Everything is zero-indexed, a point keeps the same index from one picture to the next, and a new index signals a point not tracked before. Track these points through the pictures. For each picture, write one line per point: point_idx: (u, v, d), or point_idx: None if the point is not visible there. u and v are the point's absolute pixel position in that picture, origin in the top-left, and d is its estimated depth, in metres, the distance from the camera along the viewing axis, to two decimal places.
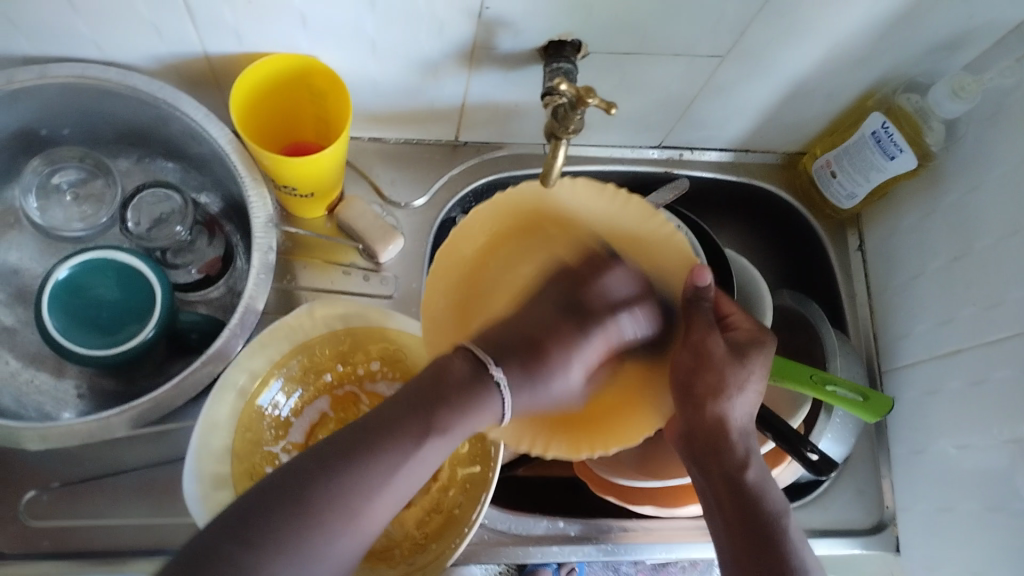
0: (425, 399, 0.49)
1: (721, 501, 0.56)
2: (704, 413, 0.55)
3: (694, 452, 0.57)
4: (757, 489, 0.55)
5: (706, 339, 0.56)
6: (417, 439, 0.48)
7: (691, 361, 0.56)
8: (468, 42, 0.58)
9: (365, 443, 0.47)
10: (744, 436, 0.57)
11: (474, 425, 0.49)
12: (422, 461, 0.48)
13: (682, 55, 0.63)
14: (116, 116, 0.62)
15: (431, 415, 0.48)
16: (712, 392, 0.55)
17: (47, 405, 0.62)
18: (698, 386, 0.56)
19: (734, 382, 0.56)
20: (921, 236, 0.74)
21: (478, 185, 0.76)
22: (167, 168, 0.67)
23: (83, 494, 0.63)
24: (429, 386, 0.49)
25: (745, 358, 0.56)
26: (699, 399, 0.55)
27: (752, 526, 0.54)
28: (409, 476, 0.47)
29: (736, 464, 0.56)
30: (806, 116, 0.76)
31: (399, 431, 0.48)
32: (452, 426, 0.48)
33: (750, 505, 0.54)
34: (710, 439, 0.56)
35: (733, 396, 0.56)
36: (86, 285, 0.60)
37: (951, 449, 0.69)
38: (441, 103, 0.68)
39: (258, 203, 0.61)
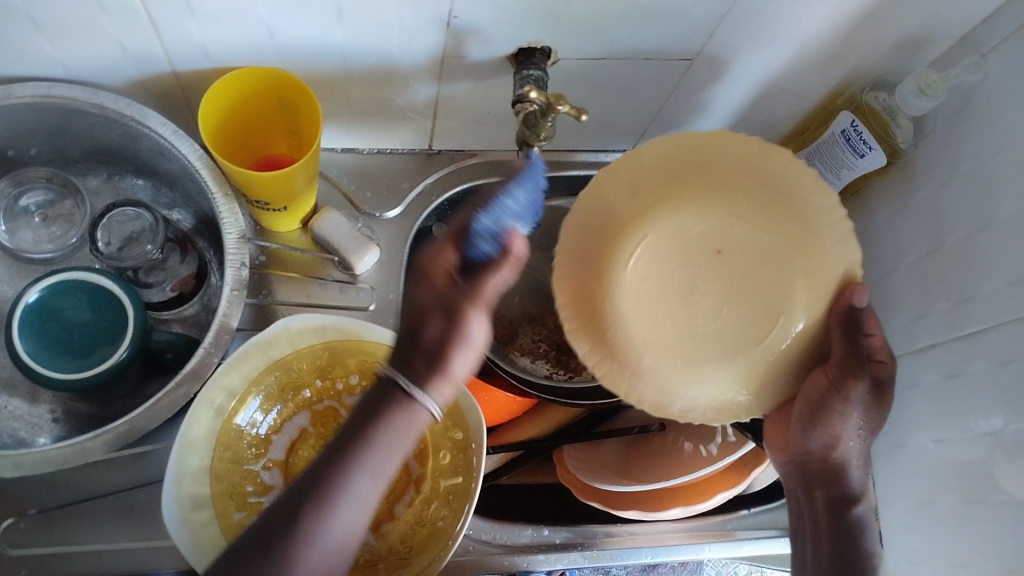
0: (346, 437, 0.51)
1: (817, 529, 0.60)
2: (833, 445, 0.57)
3: (805, 475, 0.60)
4: (860, 522, 0.59)
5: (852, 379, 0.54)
6: (340, 483, 0.49)
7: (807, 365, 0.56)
8: (438, 51, 0.58)
9: (295, 513, 0.48)
10: (856, 463, 0.59)
11: (402, 440, 0.51)
12: (354, 498, 0.50)
13: (652, 60, 0.63)
14: (83, 134, 0.61)
15: (354, 448, 0.50)
16: (830, 419, 0.56)
17: (21, 430, 0.61)
18: (829, 406, 0.56)
19: (856, 417, 0.56)
20: (893, 231, 0.75)
21: (453, 194, 0.76)
22: (137, 185, 0.66)
23: (60, 521, 0.61)
24: (361, 417, 0.51)
25: (860, 376, 0.54)
26: (823, 415, 0.56)
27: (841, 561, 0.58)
28: (346, 513, 0.49)
29: (847, 495, 0.59)
30: (777, 115, 0.76)
31: (337, 465, 0.50)
32: (369, 461, 0.50)
33: (848, 536, 0.58)
34: (824, 468, 0.59)
35: (848, 425, 0.57)
36: (57, 307, 0.59)
37: (930, 443, 0.70)
38: (414, 113, 0.67)
39: (229, 218, 0.60)
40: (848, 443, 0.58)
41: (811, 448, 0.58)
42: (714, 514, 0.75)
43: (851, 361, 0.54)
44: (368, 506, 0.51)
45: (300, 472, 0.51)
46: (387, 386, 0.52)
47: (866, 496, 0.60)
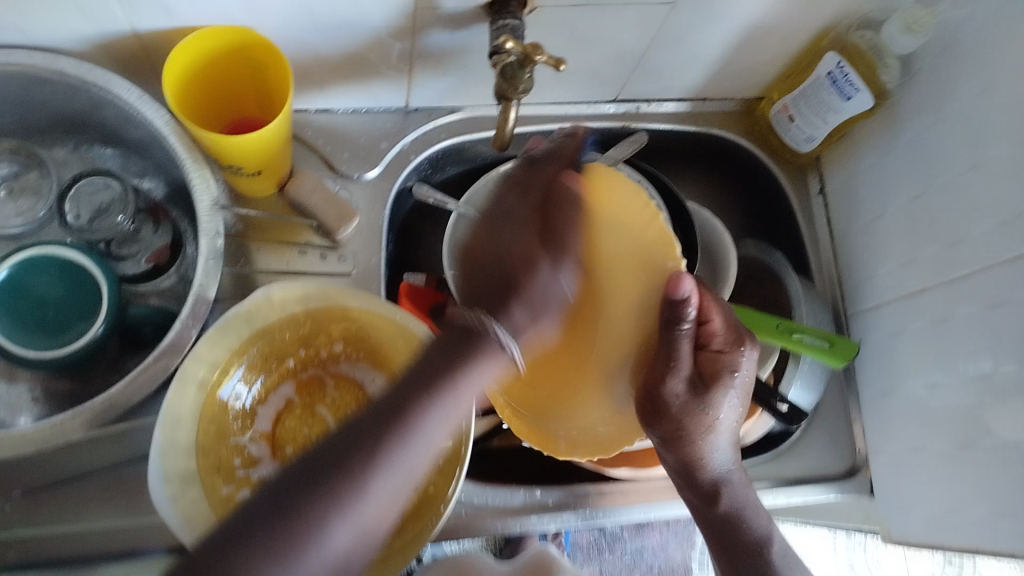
0: (416, 375, 0.47)
1: (701, 515, 0.62)
2: (683, 446, 0.58)
3: (685, 478, 0.61)
4: (729, 519, 0.60)
5: (669, 378, 0.55)
6: (412, 421, 0.45)
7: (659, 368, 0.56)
8: (411, 3, 0.56)
9: (350, 449, 0.44)
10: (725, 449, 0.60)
11: (479, 379, 0.47)
12: (424, 439, 0.46)
13: (632, 5, 0.61)
14: (44, 102, 0.59)
15: (426, 392, 0.46)
16: (665, 414, 0.56)
17: (1, 411, 0.59)
18: (657, 413, 0.56)
19: (705, 407, 0.57)
20: (881, 176, 0.73)
21: (432, 152, 0.74)
22: (106, 154, 0.64)
23: (46, 502, 0.60)
24: (451, 349, 0.47)
25: (719, 386, 0.57)
26: (658, 411, 0.56)
27: (729, 545, 0.61)
28: (400, 471, 0.44)
29: (709, 497, 0.61)
30: (761, 59, 0.74)
31: (400, 415, 0.45)
32: (446, 405, 0.46)
33: (726, 526, 0.61)
34: (682, 469, 0.60)
35: (716, 409, 0.57)
36: (28, 284, 0.57)
37: (919, 389, 0.70)
38: (387, 69, 0.65)
39: (201, 185, 0.58)
40: (718, 435, 0.58)
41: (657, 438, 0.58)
42: None
43: (664, 361, 0.55)
44: (434, 445, 0.47)
45: (379, 399, 0.46)
46: (472, 325, 0.49)
47: (730, 481, 0.61)
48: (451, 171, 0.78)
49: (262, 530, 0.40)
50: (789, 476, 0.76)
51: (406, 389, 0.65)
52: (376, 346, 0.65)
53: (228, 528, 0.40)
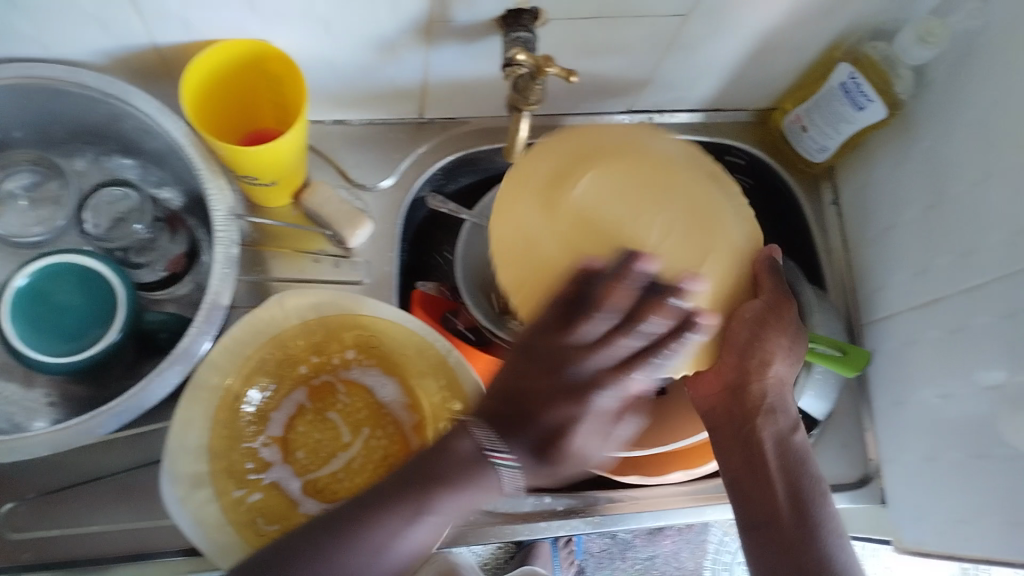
0: (414, 472, 0.52)
1: (758, 462, 0.60)
2: (754, 380, 0.59)
3: (735, 411, 0.60)
4: (800, 454, 0.60)
5: (766, 309, 0.57)
6: (412, 514, 0.51)
7: (750, 329, 0.58)
8: (424, 16, 0.57)
9: (365, 513, 0.51)
10: (784, 394, 0.61)
11: (475, 498, 0.52)
12: (423, 528, 0.52)
13: (644, 17, 0.62)
14: (67, 115, 0.60)
15: (424, 493, 0.51)
16: (764, 364, 0.58)
17: (17, 415, 0.60)
18: (755, 346, 0.58)
19: (777, 353, 0.58)
20: (895, 185, 0.73)
21: (446, 163, 0.75)
22: (124, 165, 0.65)
23: (62, 502, 0.61)
24: (433, 459, 0.52)
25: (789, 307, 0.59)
26: (761, 356, 0.58)
27: (793, 491, 0.59)
28: (400, 551, 0.51)
29: (786, 428, 0.60)
30: (775, 69, 0.74)
31: (390, 505, 0.51)
32: (444, 503, 0.51)
33: (792, 468, 0.59)
34: (761, 400, 0.59)
35: (778, 356, 0.58)
36: (46, 290, 0.58)
37: (934, 400, 0.69)
38: (401, 79, 0.66)
39: (217, 196, 0.59)
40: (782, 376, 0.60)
41: (742, 369, 0.58)
42: (716, 477, 0.74)
43: (777, 298, 0.58)
44: (424, 548, 0.52)
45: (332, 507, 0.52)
46: (450, 442, 0.52)
47: (797, 427, 0.61)
48: (465, 180, 0.79)
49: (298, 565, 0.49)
50: None
51: (416, 394, 0.65)
52: (386, 352, 0.66)
53: (288, 539, 0.51)
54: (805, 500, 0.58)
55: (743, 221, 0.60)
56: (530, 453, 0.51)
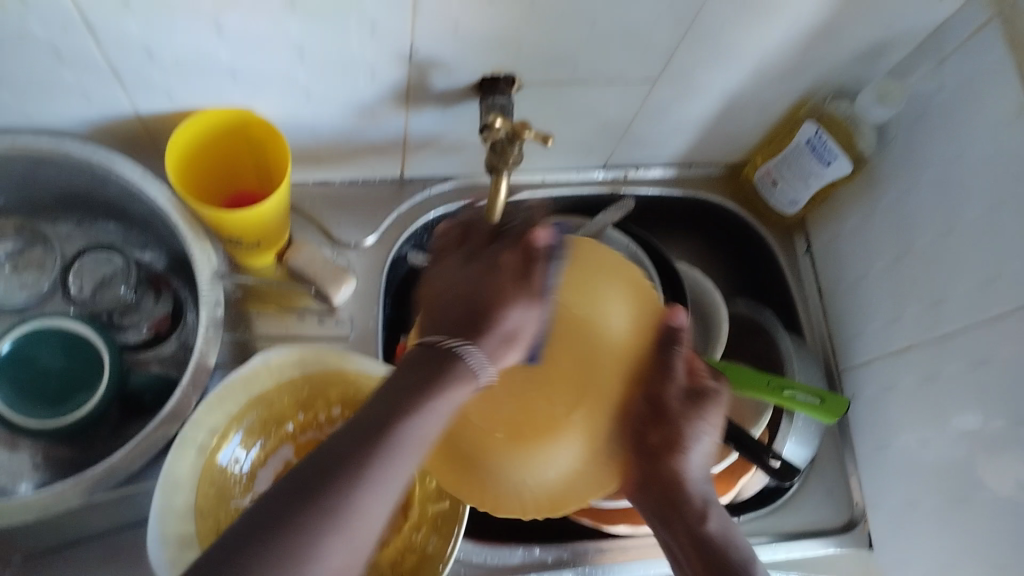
0: (312, 470, 0.41)
1: (683, 545, 0.54)
2: (669, 464, 0.53)
3: (654, 501, 0.55)
4: (721, 538, 0.54)
5: (664, 388, 0.53)
6: (320, 526, 0.39)
7: (645, 409, 0.53)
8: (402, 83, 0.59)
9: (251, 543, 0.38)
10: (697, 483, 0.55)
11: (389, 487, 0.42)
12: (344, 539, 0.40)
13: (615, 81, 0.64)
14: (54, 182, 0.62)
15: (332, 481, 0.40)
16: (678, 447, 0.53)
17: (2, 479, 0.61)
18: (652, 439, 0.54)
19: (692, 428, 0.54)
20: (864, 237, 0.75)
21: (426, 220, 0.77)
22: (108, 229, 0.67)
23: (49, 565, 0.62)
24: (319, 460, 0.42)
25: (667, 376, 0.53)
26: (659, 450, 0.53)
27: (719, 575, 0.53)
28: (331, 556, 0.40)
29: (697, 515, 0.55)
30: (744, 126, 0.77)
31: (294, 516, 0.39)
32: (369, 485, 0.41)
33: (719, 556, 0.53)
34: (670, 492, 0.54)
35: (692, 447, 0.54)
36: (33, 355, 0.59)
37: (912, 444, 0.70)
38: (383, 142, 0.68)
39: (201, 258, 0.60)
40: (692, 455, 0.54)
41: (648, 451, 0.54)
42: None
43: (655, 370, 0.53)
44: (353, 555, 0.41)
45: (273, 485, 0.41)
46: (436, 355, 0.45)
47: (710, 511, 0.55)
48: None
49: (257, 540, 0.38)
50: (790, 529, 0.76)
51: None
52: None
53: None
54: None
55: (623, 301, 0.56)
56: (473, 338, 0.47)
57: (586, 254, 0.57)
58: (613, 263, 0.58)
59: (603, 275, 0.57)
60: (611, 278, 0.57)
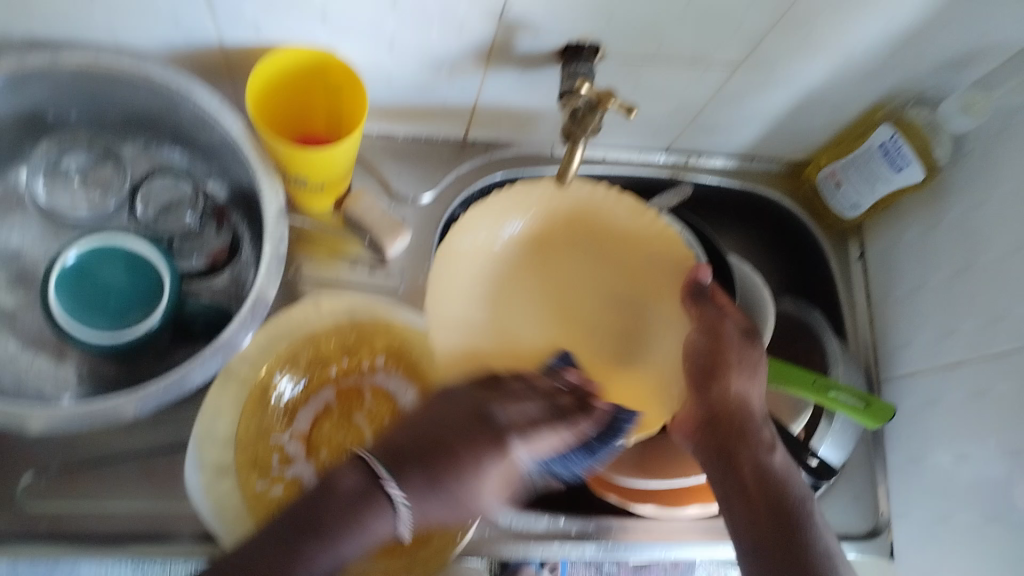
0: (303, 513, 0.49)
1: (743, 490, 0.59)
2: (746, 419, 0.62)
3: (716, 443, 0.61)
4: (785, 471, 0.60)
5: (721, 324, 0.65)
6: (302, 556, 0.48)
7: (704, 347, 0.65)
8: (488, 41, 0.58)
9: (268, 547, 0.48)
10: (759, 419, 0.62)
11: (359, 542, 0.49)
12: (308, 571, 0.48)
13: (699, 61, 0.63)
14: (124, 99, 0.61)
15: (303, 538, 0.48)
16: (718, 370, 0.63)
17: (47, 387, 0.61)
18: (710, 363, 0.64)
19: (744, 372, 0.63)
20: (926, 247, 0.75)
21: (486, 183, 0.77)
22: (174, 155, 0.67)
23: (84, 478, 0.62)
24: (318, 499, 0.49)
25: (727, 339, 0.64)
26: (717, 378, 0.63)
27: (781, 513, 0.57)
28: (318, 570, 0.48)
29: (765, 445, 0.61)
30: (816, 123, 0.76)
31: (288, 552, 0.48)
32: (330, 543, 0.48)
33: (777, 488, 0.58)
34: (738, 424, 0.61)
35: (746, 380, 0.63)
36: (96, 269, 0.59)
37: (949, 459, 0.70)
38: (455, 100, 0.68)
39: (269, 195, 0.60)
40: (750, 396, 0.63)
41: (717, 410, 0.62)
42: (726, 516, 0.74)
43: (726, 408, 0.61)
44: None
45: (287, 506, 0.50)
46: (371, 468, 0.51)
47: (778, 446, 0.61)
48: None
49: (269, 548, 0.48)
50: None
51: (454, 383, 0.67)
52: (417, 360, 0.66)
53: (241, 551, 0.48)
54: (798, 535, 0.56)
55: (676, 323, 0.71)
56: (421, 484, 0.51)
57: (635, 223, 0.72)
58: (631, 219, 0.72)
59: (602, 244, 0.74)
60: (670, 255, 0.71)
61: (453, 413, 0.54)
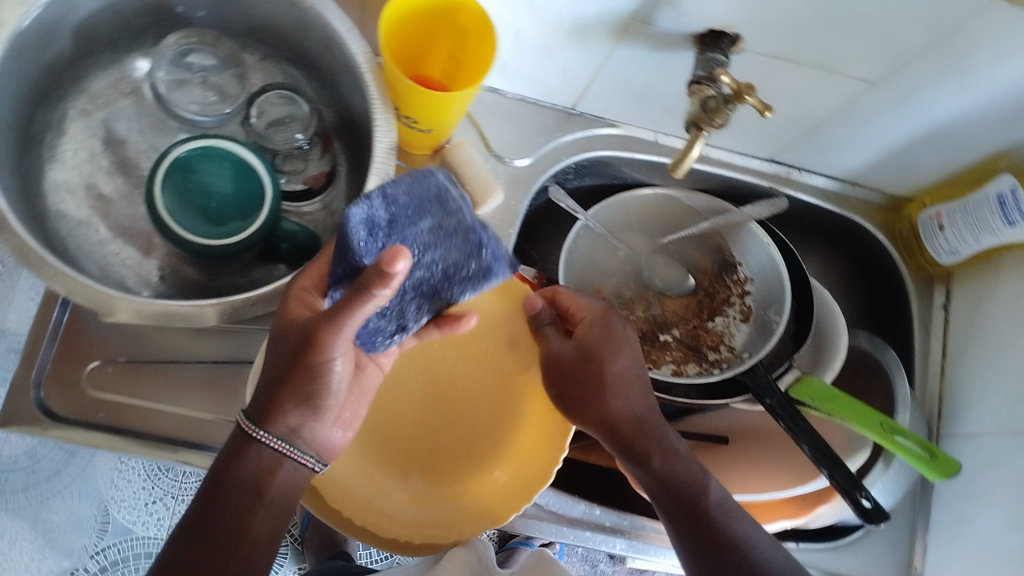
0: (213, 484, 0.51)
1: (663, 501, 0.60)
2: (633, 429, 0.60)
3: (634, 460, 0.60)
4: (677, 469, 0.60)
5: (551, 347, 0.63)
6: (213, 513, 0.51)
7: (563, 378, 0.61)
8: (629, 13, 0.57)
9: (196, 524, 0.51)
10: (650, 417, 0.61)
11: (268, 489, 0.52)
12: (232, 534, 0.51)
13: (833, 73, 0.61)
14: (255, 10, 0.62)
15: (213, 499, 0.51)
16: (591, 396, 0.60)
17: (128, 279, 0.62)
18: (575, 389, 0.61)
19: (614, 371, 0.61)
20: (1018, 307, 0.72)
21: (584, 158, 0.76)
22: (290, 73, 0.67)
23: (145, 376, 0.63)
24: (219, 469, 0.52)
25: (597, 353, 0.61)
26: (588, 404, 0.60)
27: (691, 511, 0.59)
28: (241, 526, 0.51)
29: (661, 450, 0.61)
30: (931, 159, 0.74)
31: (211, 514, 0.51)
32: (236, 493, 0.51)
33: (681, 489, 0.60)
34: (642, 443, 0.60)
35: (617, 388, 0.60)
36: (201, 171, 0.59)
37: (997, 526, 0.68)
38: (574, 69, 0.67)
39: (384, 127, 0.58)
40: (628, 397, 0.61)
41: (604, 430, 0.61)
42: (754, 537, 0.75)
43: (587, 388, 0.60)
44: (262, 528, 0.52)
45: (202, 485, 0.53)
46: (236, 442, 0.52)
47: (675, 448, 0.61)
48: (589, 181, 0.81)
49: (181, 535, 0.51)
50: (845, 571, 0.74)
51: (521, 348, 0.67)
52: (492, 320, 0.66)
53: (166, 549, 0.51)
54: (711, 531, 0.58)
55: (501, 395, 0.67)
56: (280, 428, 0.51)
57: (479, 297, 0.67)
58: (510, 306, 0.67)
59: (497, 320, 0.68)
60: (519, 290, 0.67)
61: (285, 358, 0.49)
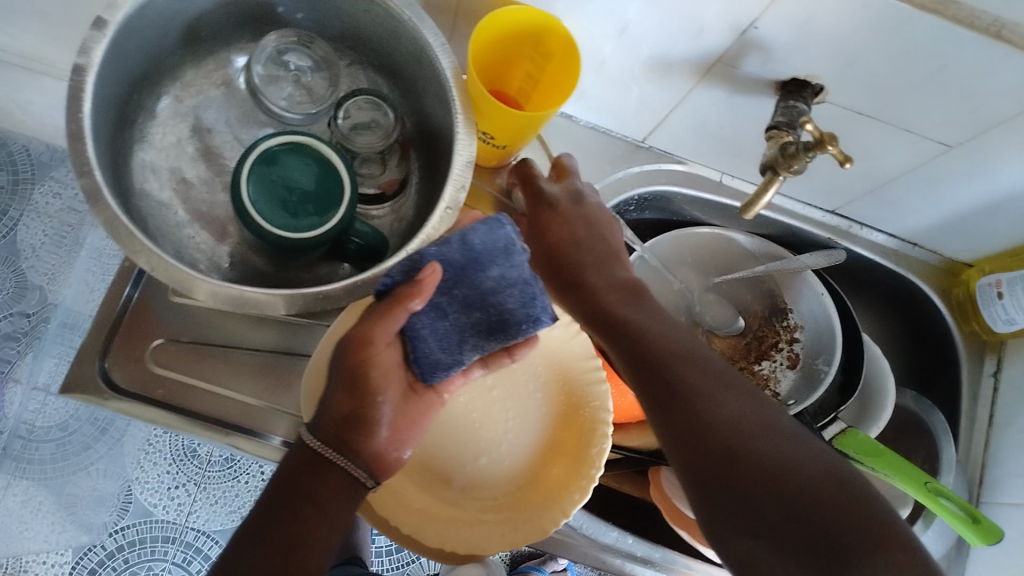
0: (276, 496, 0.50)
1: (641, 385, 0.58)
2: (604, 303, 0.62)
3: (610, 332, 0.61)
4: (662, 357, 0.57)
5: (536, 232, 0.65)
6: (272, 521, 0.50)
7: (544, 254, 0.65)
8: (716, 54, 0.58)
9: (255, 533, 0.50)
10: (626, 303, 0.62)
11: (331, 494, 0.50)
12: (292, 543, 0.49)
13: (911, 132, 0.62)
14: (352, 18, 0.64)
15: (274, 507, 0.50)
16: (570, 267, 0.64)
17: (200, 262, 0.64)
18: (558, 261, 0.65)
19: (588, 250, 0.65)
20: None
21: (647, 190, 0.77)
22: (375, 80, 0.69)
23: (206, 358, 0.65)
24: (281, 482, 0.50)
25: (573, 231, 0.64)
26: (567, 273, 0.64)
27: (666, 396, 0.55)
28: (303, 537, 0.49)
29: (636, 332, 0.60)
30: (997, 227, 0.74)
31: (268, 523, 0.50)
32: (299, 503, 0.50)
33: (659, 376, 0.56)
34: (616, 322, 0.61)
35: (590, 268, 0.64)
36: (285, 164, 0.60)
37: None
38: (652, 103, 0.68)
39: (464, 139, 0.60)
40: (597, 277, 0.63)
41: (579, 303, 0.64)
42: None
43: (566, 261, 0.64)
44: (323, 540, 0.50)
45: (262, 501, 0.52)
46: (297, 453, 0.51)
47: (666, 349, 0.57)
48: (648, 215, 0.82)
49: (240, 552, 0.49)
50: None
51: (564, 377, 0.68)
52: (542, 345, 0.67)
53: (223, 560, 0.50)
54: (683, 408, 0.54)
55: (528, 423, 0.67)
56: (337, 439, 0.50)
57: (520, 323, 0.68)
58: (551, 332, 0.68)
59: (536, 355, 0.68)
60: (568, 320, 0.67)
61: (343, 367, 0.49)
